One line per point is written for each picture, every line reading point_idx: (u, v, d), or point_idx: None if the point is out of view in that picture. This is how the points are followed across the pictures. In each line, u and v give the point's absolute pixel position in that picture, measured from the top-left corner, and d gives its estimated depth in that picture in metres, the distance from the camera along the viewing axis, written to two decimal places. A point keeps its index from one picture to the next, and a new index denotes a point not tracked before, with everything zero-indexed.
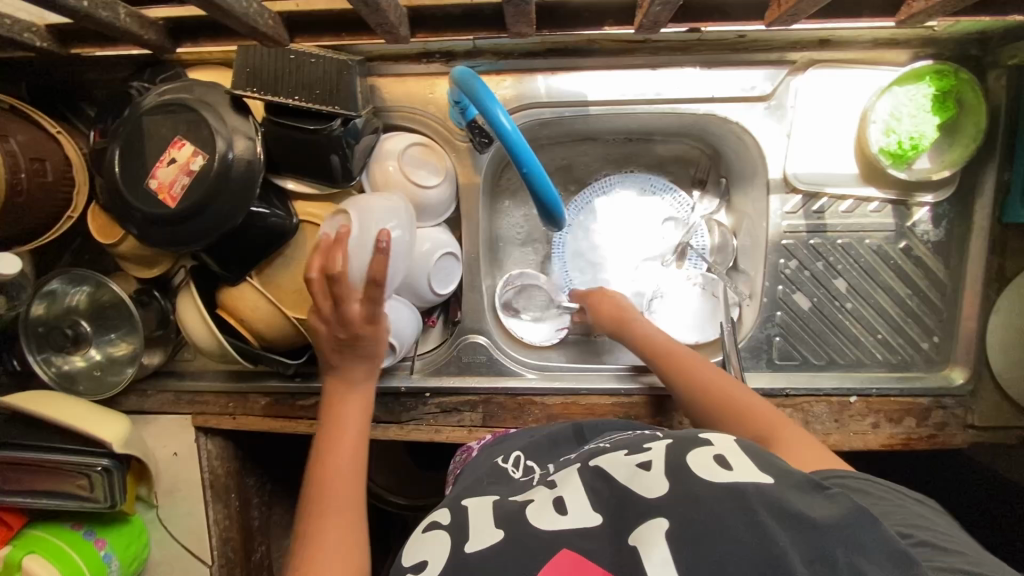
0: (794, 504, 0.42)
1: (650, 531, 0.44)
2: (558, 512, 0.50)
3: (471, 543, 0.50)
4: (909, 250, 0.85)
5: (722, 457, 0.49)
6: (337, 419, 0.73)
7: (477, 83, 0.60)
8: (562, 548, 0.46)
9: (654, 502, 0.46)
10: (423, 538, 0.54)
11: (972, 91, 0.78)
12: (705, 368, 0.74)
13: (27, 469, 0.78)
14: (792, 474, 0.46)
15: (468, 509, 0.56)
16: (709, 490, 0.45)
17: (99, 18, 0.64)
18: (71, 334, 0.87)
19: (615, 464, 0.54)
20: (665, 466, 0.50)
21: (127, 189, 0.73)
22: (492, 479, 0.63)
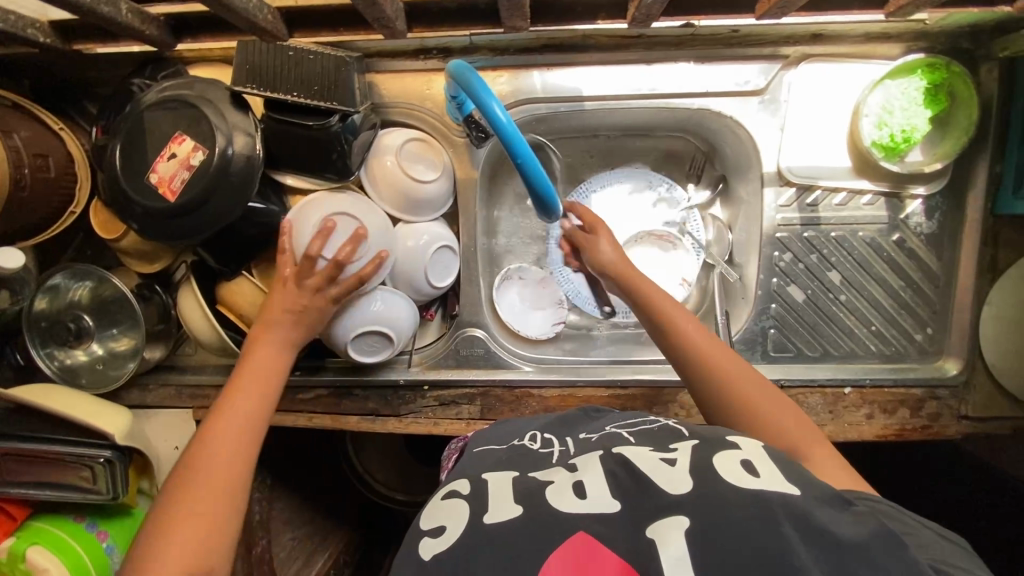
0: (818, 517, 0.43)
1: (670, 526, 0.45)
2: (578, 495, 0.51)
3: (491, 515, 0.51)
4: (902, 241, 0.86)
5: (749, 462, 0.51)
6: (246, 374, 0.69)
7: (473, 76, 0.60)
8: (579, 531, 0.47)
9: (676, 497, 0.47)
10: (443, 504, 0.56)
11: (963, 83, 0.79)
12: (716, 346, 0.67)
13: (33, 461, 0.80)
14: (818, 486, 0.48)
15: (490, 482, 0.57)
16: (737, 495, 0.46)
17: (101, 13, 0.64)
18: (74, 328, 0.87)
19: (639, 456, 0.54)
20: (692, 464, 0.51)
21: (127, 182, 0.74)
22: (518, 453, 0.63)
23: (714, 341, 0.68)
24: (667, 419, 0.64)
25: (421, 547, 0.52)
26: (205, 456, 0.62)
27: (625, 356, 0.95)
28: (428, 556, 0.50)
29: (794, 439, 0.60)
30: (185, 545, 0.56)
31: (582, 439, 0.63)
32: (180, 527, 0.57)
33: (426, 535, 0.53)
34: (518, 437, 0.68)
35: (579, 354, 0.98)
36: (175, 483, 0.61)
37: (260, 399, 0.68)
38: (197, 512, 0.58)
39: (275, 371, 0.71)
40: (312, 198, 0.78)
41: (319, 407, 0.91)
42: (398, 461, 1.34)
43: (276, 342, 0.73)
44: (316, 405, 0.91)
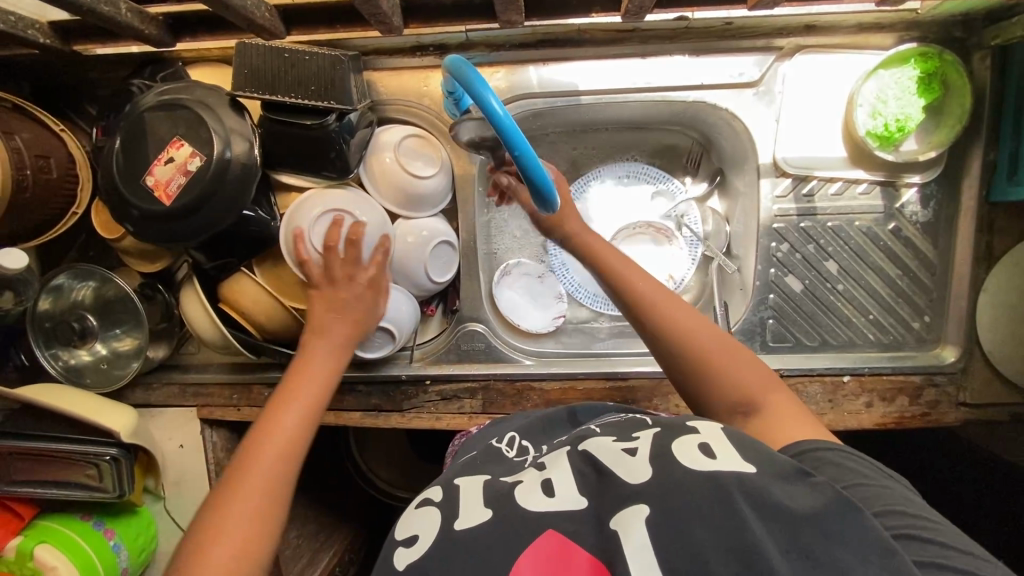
0: (769, 495, 0.44)
1: (630, 515, 0.45)
2: (545, 493, 0.52)
3: (459, 521, 0.52)
4: (898, 230, 0.87)
5: (706, 445, 0.50)
6: (299, 377, 0.69)
7: (468, 69, 0.60)
8: (548, 529, 0.47)
9: (635, 487, 0.47)
10: (417, 513, 0.56)
11: (956, 72, 0.80)
12: (700, 325, 0.66)
13: (41, 460, 0.81)
14: (774, 461, 0.47)
15: (459, 488, 0.58)
16: (691, 477, 0.46)
17: (101, 13, 0.65)
18: (78, 329, 0.88)
19: (600, 448, 0.55)
20: (650, 453, 0.51)
21: (124, 184, 0.74)
22: (486, 458, 0.65)
23: (694, 317, 0.67)
24: (633, 414, 0.66)
25: (395, 558, 0.52)
26: (256, 458, 0.61)
27: (626, 348, 0.96)
28: (403, 565, 0.50)
29: (759, 403, 0.60)
30: (233, 539, 0.55)
31: (554, 443, 0.65)
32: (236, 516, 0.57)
33: (400, 546, 0.53)
34: (495, 438, 0.71)
35: (585, 347, 0.99)
36: (224, 484, 0.59)
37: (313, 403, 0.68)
38: (245, 516, 0.57)
39: (326, 376, 0.71)
40: (305, 197, 0.80)
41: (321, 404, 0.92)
42: (402, 458, 1.35)
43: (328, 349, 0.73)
44: None
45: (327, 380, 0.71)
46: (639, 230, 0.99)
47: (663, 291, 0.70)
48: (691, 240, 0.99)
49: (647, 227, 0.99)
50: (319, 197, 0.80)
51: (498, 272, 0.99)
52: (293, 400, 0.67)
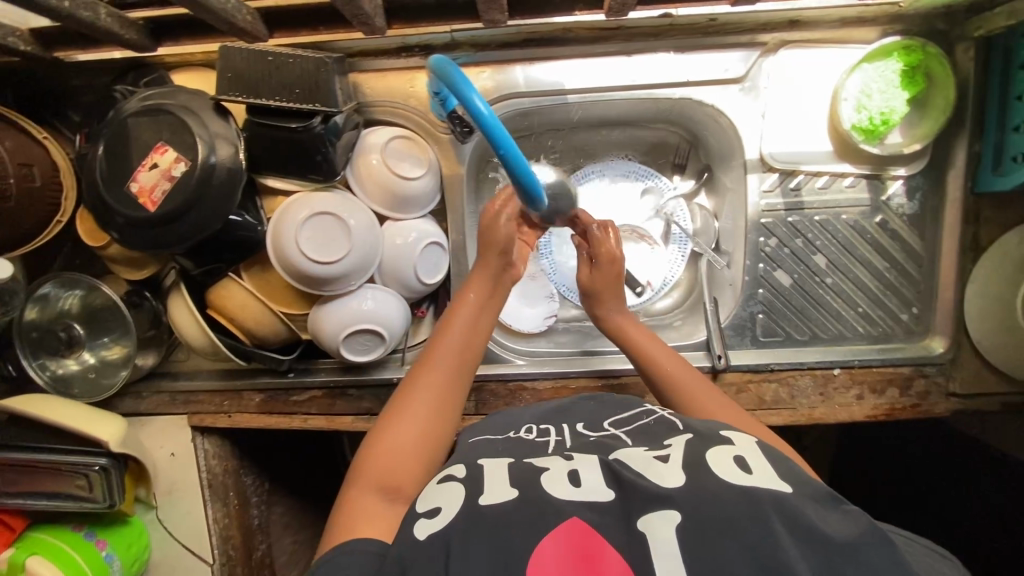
0: (809, 519, 0.46)
1: (661, 521, 0.46)
2: (573, 484, 0.51)
3: (485, 496, 0.51)
4: (885, 224, 0.87)
5: (741, 457, 0.53)
6: (458, 312, 0.71)
7: (452, 69, 0.59)
8: (572, 518, 0.47)
9: (669, 493, 0.48)
10: (439, 486, 0.55)
11: (939, 64, 0.80)
12: (664, 353, 0.76)
13: (25, 471, 0.80)
14: (809, 484, 0.50)
15: (484, 466, 0.56)
16: (726, 489, 0.48)
17: (80, 18, 0.65)
18: (65, 338, 0.87)
19: (632, 456, 0.54)
20: (685, 460, 0.52)
21: (107, 192, 0.74)
22: (512, 443, 0.62)
23: (681, 363, 0.75)
24: (661, 410, 0.64)
25: (415, 528, 0.51)
26: (419, 387, 0.65)
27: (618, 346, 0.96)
28: (423, 535, 0.50)
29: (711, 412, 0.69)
30: (381, 468, 0.59)
31: (580, 432, 0.63)
32: (383, 453, 0.60)
33: (421, 518, 0.52)
34: (514, 427, 0.66)
35: (576, 347, 0.98)
36: (394, 406, 0.65)
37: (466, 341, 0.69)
38: (392, 456, 0.60)
39: (469, 322, 0.70)
40: (292, 200, 0.79)
41: (313, 408, 0.91)
42: None
43: (481, 285, 0.72)
44: (310, 407, 0.92)
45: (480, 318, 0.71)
46: (624, 234, 1.00)
47: (671, 355, 0.76)
48: (680, 239, 1.00)
49: (637, 231, 1.00)
50: (304, 198, 0.79)
51: None
52: (451, 334, 0.69)
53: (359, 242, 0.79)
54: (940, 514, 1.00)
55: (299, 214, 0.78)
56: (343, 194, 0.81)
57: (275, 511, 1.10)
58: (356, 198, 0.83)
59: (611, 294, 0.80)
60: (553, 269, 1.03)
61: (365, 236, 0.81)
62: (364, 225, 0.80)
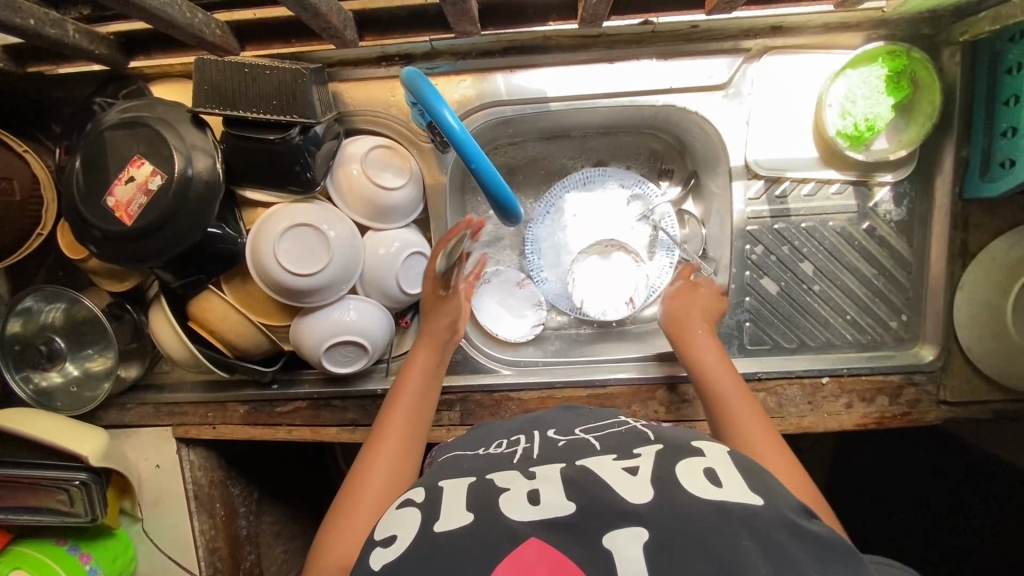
0: (778, 533, 0.45)
1: (627, 536, 0.45)
2: (531, 502, 0.50)
3: (440, 523, 0.50)
4: (873, 230, 0.86)
5: (712, 469, 0.51)
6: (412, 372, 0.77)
7: (421, 81, 0.59)
8: (529, 538, 0.47)
9: (633, 508, 0.47)
10: (397, 512, 0.55)
11: (924, 70, 0.79)
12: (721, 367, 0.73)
13: (6, 486, 0.80)
14: (788, 503, 0.49)
15: (443, 488, 0.56)
16: (699, 507, 0.47)
17: (47, 34, 0.64)
18: (46, 351, 0.87)
19: (601, 466, 0.53)
20: (653, 473, 0.51)
21: (84, 205, 0.73)
22: (479, 458, 0.62)
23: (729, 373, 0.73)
24: (635, 421, 0.65)
25: (371, 557, 0.50)
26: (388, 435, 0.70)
27: (607, 355, 0.95)
28: (378, 565, 0.49)
29: (746, 441, 0.65)
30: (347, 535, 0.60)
31: (549, 436, 0.63)
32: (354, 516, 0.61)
33: (377, 546, 0.51)
34: (485, 442, 0.66)
35: (563, 354, 0.98)
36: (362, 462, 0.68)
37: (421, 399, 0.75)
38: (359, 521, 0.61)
39: (430, 367, 0.78)
40: (272, 211, 0.79)
41: (297, 420, 0.91)
42: None
43: (430, 350, 0.79)
44: (294, 418, 0.91)
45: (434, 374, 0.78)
46: (609, 248, 1.00)
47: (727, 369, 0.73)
48: (667, 247, 1.00)
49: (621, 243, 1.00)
50: (282, 208, 0.79)
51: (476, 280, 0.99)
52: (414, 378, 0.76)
53: (336, 250, 0.78)
54: (938, 522, 0.98)
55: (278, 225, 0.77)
56: (320, 203, 0.80)
57: (264, 522, 1.09)
58: (336, 209, 0.82)
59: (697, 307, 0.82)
60: (553, 254, 1.02)
61: (345, 249, 0.80)
62: (343, 236, 0.80)
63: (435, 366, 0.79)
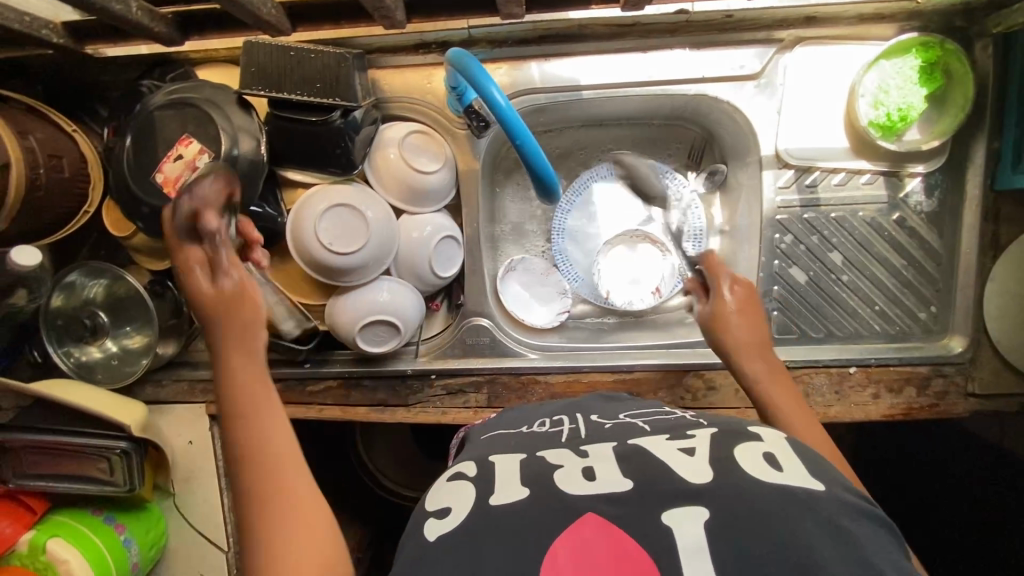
0: (845, 519, 0.45)
1: (684, 515, 0.46)
2: (587, 478, 0.52)
3: (496, 496, 0.52)
4: (903, 221, 0.87)
5: (772, 456, 0.52)
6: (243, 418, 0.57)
7: (472, 63, 0.62)
8: (588, 512, 0.48)
9: (696, 489, 0.48)
10: (449, 485, 0.57)
11: (958, 61, 0.80)
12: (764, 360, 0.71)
13: (51, 454, 0.82)
14: (840, 487, 0.49)
15: (494, 463, 0.57)
16: (758, 486, 0.47)
17: (112, 11, 0.67)
18: (89, 325, 0.89)
19: (656, 445, 0.55)
20: (710, 455, 0.52)
21: (135, 181, 0.76)
22: (525, 436, 0.63)
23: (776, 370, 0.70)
24: (681, 412, 0.65)
25: (426, 527, 0.52)
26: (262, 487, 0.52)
27: (631, 341, 0.96)
28: (433, 536, 0.50)
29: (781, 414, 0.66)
30: None
31: (593, 421, 0.64)
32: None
33: (432, 518, 0.53)
34: (528, 423, 0.67)
35: (591, 341, 0.98)
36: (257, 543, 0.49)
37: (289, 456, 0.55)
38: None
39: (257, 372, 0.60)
40: (313, 192, 0.81)
41: (328, 399, 0.92)
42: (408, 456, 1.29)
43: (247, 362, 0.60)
44: (325, 398, 0.92)
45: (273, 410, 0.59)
46: (636, 238, 1.02)
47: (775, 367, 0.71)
48: (694, 237, 1.01)
49: (647, 235, 1.02)
50: (322, 187, 0.81)
51: (502, 268, 1.00)
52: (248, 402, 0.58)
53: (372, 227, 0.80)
54: (963, 518, 0.98)
55: (320, 203, 0.80)
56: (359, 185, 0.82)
57: None
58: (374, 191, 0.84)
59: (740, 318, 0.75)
60: (577, 240, 1.04)
61: (381, 230, 0.82)
62: (381, 218, 0.82)
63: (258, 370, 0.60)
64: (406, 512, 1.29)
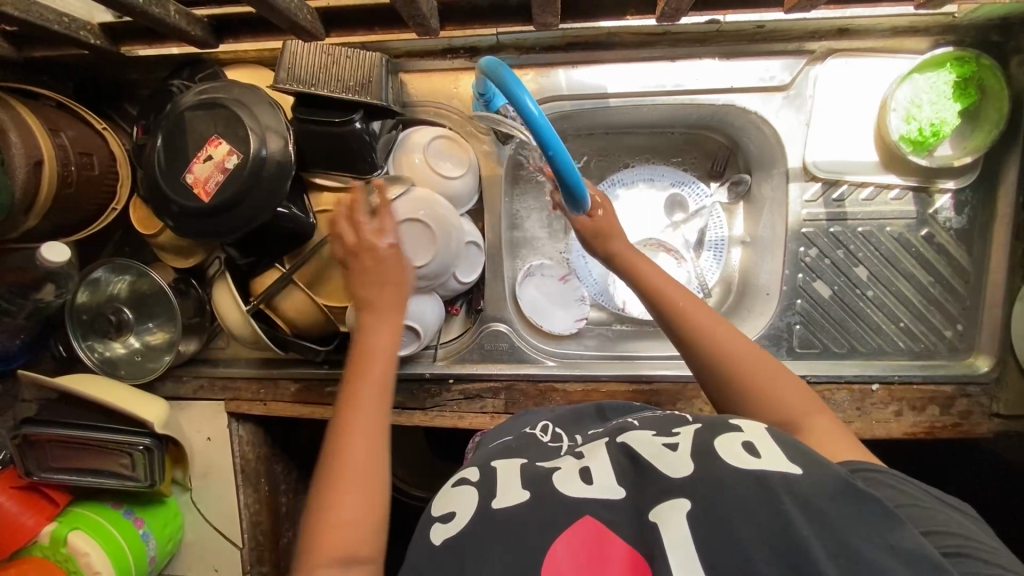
0: (819, 500, 0.44)
1: (673, 509, 0.46)
2: (585, 480, 0.52)
3: (498, 500, 0.53)
4: (931, 237, 0.85)
5: (750, 444, 0.50)
6: (356, 380, 0.63)
7: (505, 72, 0.62)
8: (585, 515, 0.48)
9: (679, 481, 0.48)
10: (455, 490, 0.57)
11: (993, 77, 0.79)
12: (721, 329, 0.66)
13: (77, 447, 0.84)
14: (828, 468, 0.47)
15: (512, 467, 0.58)
16: (736, 476, 0.46)
17: (151, 14, 0.68)
18: (115, 321, 0.90)
19: (641, 443, 0.55)
20: (693, 448, 0.51)
21: (165, 182, 0.76)
22: (543, 444, 0.65)
23: (730, 332, 0.66)
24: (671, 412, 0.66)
25: (432, 532, 0.53)
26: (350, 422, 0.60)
27: (648, 351, 0.95)
28: (439, 540, 0.52)
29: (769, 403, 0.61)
30: (347, 520, 0.55)
31: (589, 435, 0.65)
32: (346, 510, 0.56)
33: (437, 522, 0.54)
34: (530, 426, 0.71)
35: (606, 349, 0.98)
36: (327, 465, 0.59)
37: (374, 431, 0.61)
38: (353, 510, 0.56)
39: (392, 324, 0.67)
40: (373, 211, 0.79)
41: None
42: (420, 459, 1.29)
43: (388, 309, 0.68)
44: None
45: (384, 383, 0.64)
46: (649, 247, 1.00)
47: (721, 323, 0.67)
48: (715, 246, 1.00)
49: (663, 243, 1.00)
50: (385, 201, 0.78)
51: (521, 274, 0.99)
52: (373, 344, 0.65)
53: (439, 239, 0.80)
54: None
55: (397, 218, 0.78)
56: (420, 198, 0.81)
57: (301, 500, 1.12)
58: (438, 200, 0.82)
59: (619, 232, 0.76)
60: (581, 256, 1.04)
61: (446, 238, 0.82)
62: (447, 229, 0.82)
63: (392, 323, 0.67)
64: (415, 514, 1.29)
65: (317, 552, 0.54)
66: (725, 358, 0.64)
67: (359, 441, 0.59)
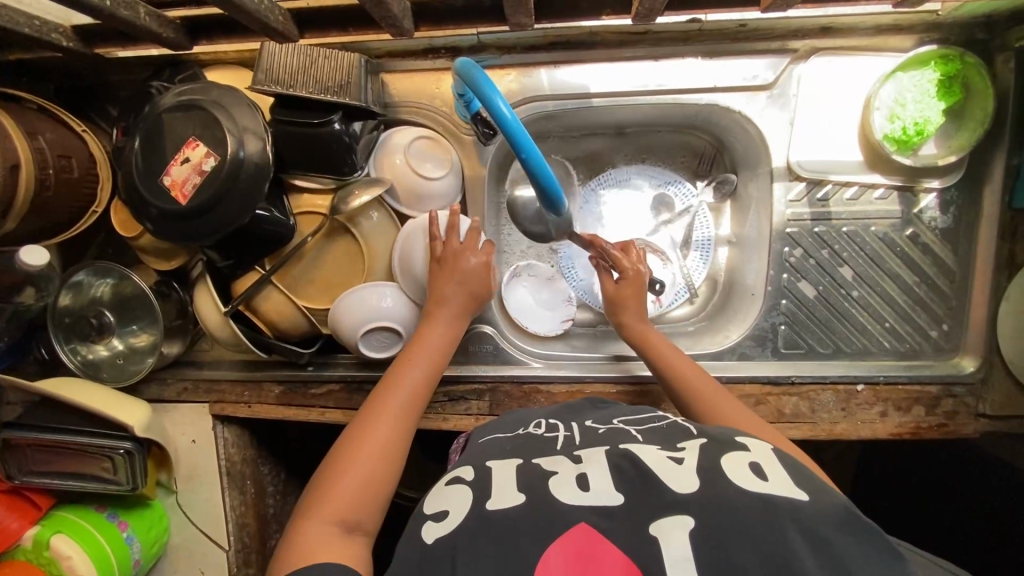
0: (825, 528, 0.45)
1: (674, 524, 0.47)
2: (581, 487, 0.52)
3: (493, 501, 0.52)
4: (916, 236, 0.85)
5: (758, 465, 0.52)
6: (410, 361, 0.73)
7: (478, 74, 0.61)
8: (578, 523, 0.48)
9: (682, 497, 0.48)
10: (447, 488, 0.57)
11: (978, 75, 0.78)
12: (689, 367, 0.77)
13: (61, 452, 0.83)
14: (836, 500, 0.48)
15: (492, 469, 0.58)
16: (743, 498, 0.47)
17: (120, 16, 0.67)
18: (96, 324, 0.90)
19: (647, 452, 0.55)
20: (699, 464, 0.52)
21: (143, 185, 0.76)
22: (522, 441, 0.65)
23: (696, 368, 0.77)
24: (675, 416, 0.65)
25: (423, 530, 0.53)
26: (387, 399, 0.69)
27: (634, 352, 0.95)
28: (431, 538, 0.51)
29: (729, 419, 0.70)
30: (356, 478, 0.62)
31: (588, 426, 0.66)
32: (358, 469, 0.62)
33: (428, 520, 0.54)
34: (524, 425, 0.70)
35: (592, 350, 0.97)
36: (358, 425, 0.67)
37: (405, 415, 0.69)
38: (361, 473, 0.62)
39: (446, 339, 0.77)
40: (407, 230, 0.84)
41: (330, 403, 0.92)
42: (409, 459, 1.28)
43: (447, 325, 0.77)
44: (327, 401, 0.92)
45: (427, 381, 0.73)
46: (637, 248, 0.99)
47: (686, 360, 0.79)
48: (702, 246, 0.99)
49: (650, 244, 0.99)
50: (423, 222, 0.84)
51: (507, 274, 0.99)
52: (425, 347, 0.75)
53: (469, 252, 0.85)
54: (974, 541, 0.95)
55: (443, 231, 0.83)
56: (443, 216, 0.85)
57: (289, 502, 1.11)
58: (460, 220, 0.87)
59: (633, 304, 0.84)
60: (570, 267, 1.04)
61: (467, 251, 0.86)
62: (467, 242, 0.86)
63: (447, 339, 0.77)
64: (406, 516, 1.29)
65: (325, 496, 0.60)
66: (687, 384, 0.76)
67: (391, 417, 0.68)
